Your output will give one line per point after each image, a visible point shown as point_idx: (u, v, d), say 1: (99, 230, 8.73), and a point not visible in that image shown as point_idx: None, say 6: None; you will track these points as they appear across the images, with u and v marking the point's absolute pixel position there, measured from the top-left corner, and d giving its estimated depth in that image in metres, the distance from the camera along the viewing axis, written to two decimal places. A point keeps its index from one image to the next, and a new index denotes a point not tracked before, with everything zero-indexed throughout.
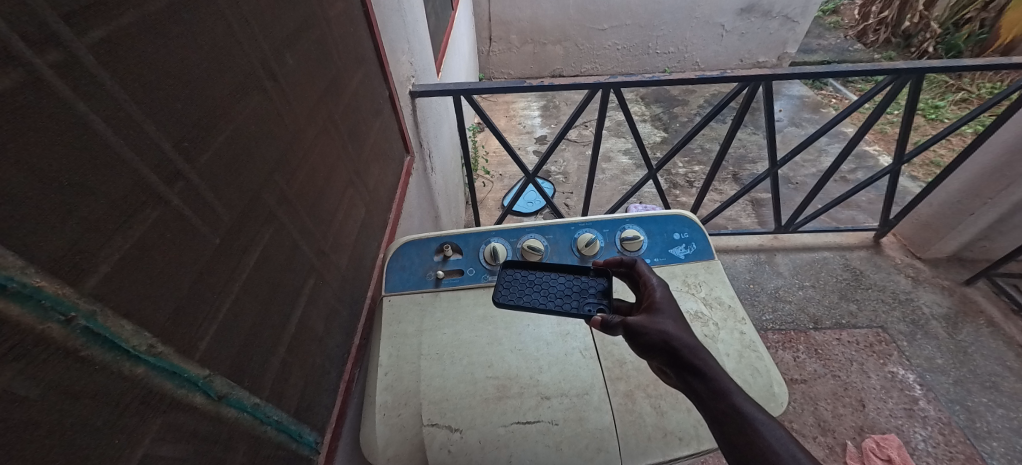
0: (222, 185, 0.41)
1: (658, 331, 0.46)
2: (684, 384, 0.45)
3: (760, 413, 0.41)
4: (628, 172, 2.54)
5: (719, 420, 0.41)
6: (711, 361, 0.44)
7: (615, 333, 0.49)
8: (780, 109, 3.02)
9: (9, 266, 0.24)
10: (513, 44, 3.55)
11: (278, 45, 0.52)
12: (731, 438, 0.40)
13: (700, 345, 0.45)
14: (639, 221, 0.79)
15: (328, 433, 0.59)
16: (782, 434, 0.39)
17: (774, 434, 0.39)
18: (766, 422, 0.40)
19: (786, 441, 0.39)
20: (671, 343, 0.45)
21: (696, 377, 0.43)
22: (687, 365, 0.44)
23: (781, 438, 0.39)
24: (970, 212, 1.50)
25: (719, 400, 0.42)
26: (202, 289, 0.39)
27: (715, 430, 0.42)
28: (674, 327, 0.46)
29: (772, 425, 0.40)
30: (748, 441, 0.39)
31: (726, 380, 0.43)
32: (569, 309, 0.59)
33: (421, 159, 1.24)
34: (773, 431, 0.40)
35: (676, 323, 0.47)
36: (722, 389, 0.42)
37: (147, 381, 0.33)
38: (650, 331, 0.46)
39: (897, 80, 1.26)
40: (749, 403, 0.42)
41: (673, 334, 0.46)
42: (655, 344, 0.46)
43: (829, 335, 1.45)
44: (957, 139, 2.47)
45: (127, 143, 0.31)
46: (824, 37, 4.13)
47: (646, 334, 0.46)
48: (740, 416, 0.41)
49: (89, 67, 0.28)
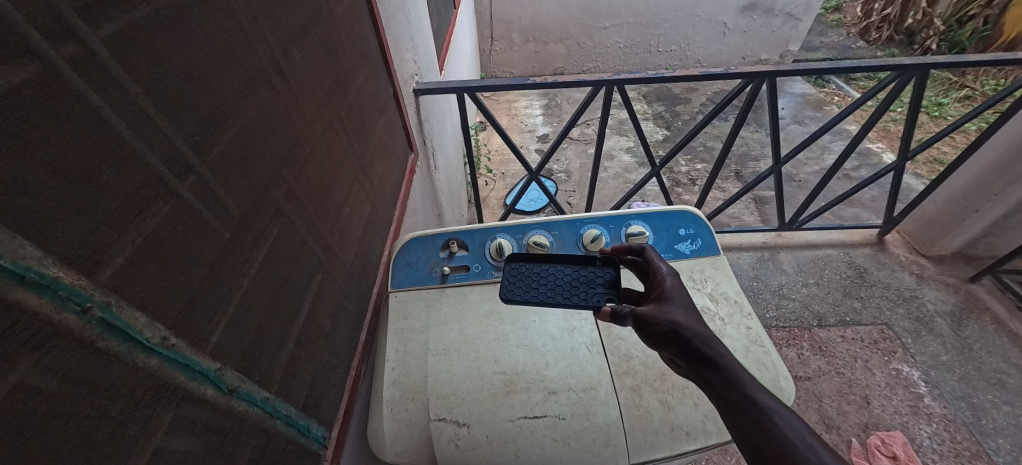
0: (232, 180, 0.42)
1: (668, 321, 0.46)
2: (696, 375, 0.45)
3: (774, 403, 0.41)
4: (631, 170, 2.54)
5: (732, 410, 0.41)
6: (723, 350, 0.44)
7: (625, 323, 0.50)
8: (782, 107, 3.02)
9: (27, 256, 0.24)
10: (515, 43, 3.55)
11: (285, 41, 0.52)
12: (745, 428, 0.40)
13: (711, 334, 0.45)
14: (644, 217, 0.80)
15: (336, 428, 0.59)
16: (798, 423, 0.39)
17: (790, 423, 0.39)
18: (782, 411, 0.40)
19: (803, 431, 0.39)
20: (682, 333, 0.46)
21: (708, 367, 0.44)
22: (699, 355, 0.44)
23: (797, 428, 0.39)
24: (975, 208, 1.50)
25: (732, 391, 0.42)
26: (213, 282, 0.39)
27: (728, 419, 0.42)
28: (684, 318, 0.47)
29: (789, 415, 0.40)
30: (762, 431, 0.39)
31: (740, 369, 0.43)
32: (578, 302, 0.60)
33: (424, 156, 1.24)
34: (788, 421, 0.40)
35: (686, 314, 0.47)
36: (735, 378, 0.42)
37: (160, 372, 0.33)
38: (659, 320, 0.47)
39: (902, 76, 1.25)
40: (763, 393, 0.42)
41: (684, 323, 0.46)
42: (665, 334, 0.46)
43: (833, 332, 1.45)
44: (962, 135, 2.46)
45: (141, 137, 0.32)
46: (826, 35, 4.12)
47: (657, 324, 0.46)
48: (754, 406, 0.41)
49: (104, 61, 0.29)
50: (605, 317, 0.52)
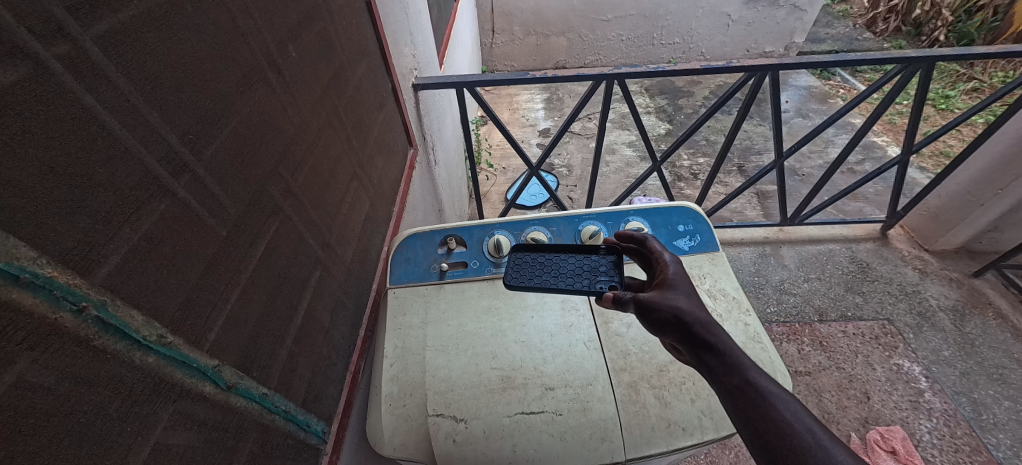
0: (228, 178, 0.42)
1: (670, 307, 0.46)
2: (698, 361, 0.45)
3: (774, 386, 0.41)
4: (632, 165, 2.53)
5: (732, 396, 0.42)
6: (725, 336, 0.44)
7: (627, 309, 0.50)
8: (787, 100, 2.99)
9: (22, 256, 0.25)
10: (516, 36, 3.53)
11: (282, 37, 0.52)
12: (744, 411, 0.41)
13: (713, 321, 0.45)
14: (643, 213, 0.79)
15: (335, 423, 0.60)
16: (797, 407, 0.40)
17: (788, 406, 0.40)
18: (782, 396, 0.41)
19: (801, 414, 0.39)
20: (684, 319, 0.45)
21: (709, 352, 0.44)
22: (700, 341, 0.44)
23: (796, 411, 0.39)
24: (980, 202, 1.48)
25: (734, 375, 0.42)
26: (211, 280, 0.39)
27: (729, 403, 0.42)
28: (687, 303, 0.47)
29: (789, 399, 0.40)
30: (762, 414, 0.40)
31: (741, 355, 0.43)
32: (581, 287, 0.60)
33: (424, 152, 1.25)
34: (788, 404, 0.40)
35: (689, 299, 0.48)
36: (736, 364, 0.42)
37: (158, 370, 0.34)
38: (662, 306, 0.47)
39: (908, 68, 1.23)
40: (764, 377, 0.42)
41: (686, 309, 0.46)
42: (667, 320, 0.46)
43: (834, 328, 1.44)
44: (968, 129, 2.44)
45: (133, 136, 0.32)
46: (832, 26, 4.04)
47: (658, 310, 0.47)
48: (755, 390, 0.41)
49: (96, 62, 0.29)
50: (608, 301, 0.52)
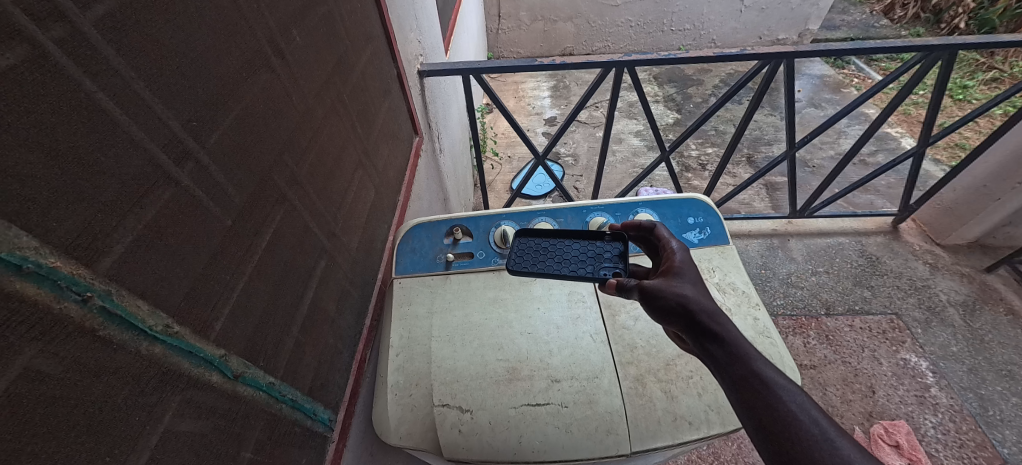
0: (233, 165, 0.41)
1: (675, 294, 0.46)
2: (703, 350, 0.44)
3: (781, 378, 0.40)
4: (639, 155, 2.51)
5: (736, 386, 0.41)
6: (730, 325, 0.44)
7: (632, 296, 0.49)
8: (799, 88, 2.94)
9: (24, 246, 0.24)
10: (522, 22, 3.47)
11: (285, 21, 0.51)
12: (748, 403, 0.40)
13: (719, 310, 0.44)
14: (652, 205, 0.78)
15: (341, 412, 0.60)
16: (803, 399, 0.39)
17: (794, 398, 0.39)
18: (787, 387, 0.40)
19: (806, 406, 0.39)
20: (688, 307, 0.45)
21: (714, 342, 0.43)
22: (706, 330, 0.43)
23: (801, 403, 0.39)
24: (996, 197, 1.46)
25: (739, 365, 0.41)
26: (216, 271, 0.39)
27: (732, 394, 0.41)
28: (693, 291, 0.46)
29: (794, 390, 0.40)
30: (766, 406, 0.39)
31: (746, 345, 0.42)
32: (584, 274, 0.59)
33: (429, 139, 1.24)
34: (793, 396, 0.39)
35: (696, 287, 0.47)
36: (742, 353, 0.42)
37: (165, 359, 0.33)
38: (666, 294, 0.46)
39: (929, 56, 1.19)
40: (769, 368, 0.41)
41: (692, 297, 0.45)
42: (671, 308, 0.45)
43: (841, 322, 1.43)
44: (986, 121, 2.39)
45: (136, 123, 0.31)
46: (848, 12, 3.92)
47: (663, 297, 0.46)
48: (761, 382, 0.40)
49: (96, 45, 0.28)
50: (612, 289, 0.51)
